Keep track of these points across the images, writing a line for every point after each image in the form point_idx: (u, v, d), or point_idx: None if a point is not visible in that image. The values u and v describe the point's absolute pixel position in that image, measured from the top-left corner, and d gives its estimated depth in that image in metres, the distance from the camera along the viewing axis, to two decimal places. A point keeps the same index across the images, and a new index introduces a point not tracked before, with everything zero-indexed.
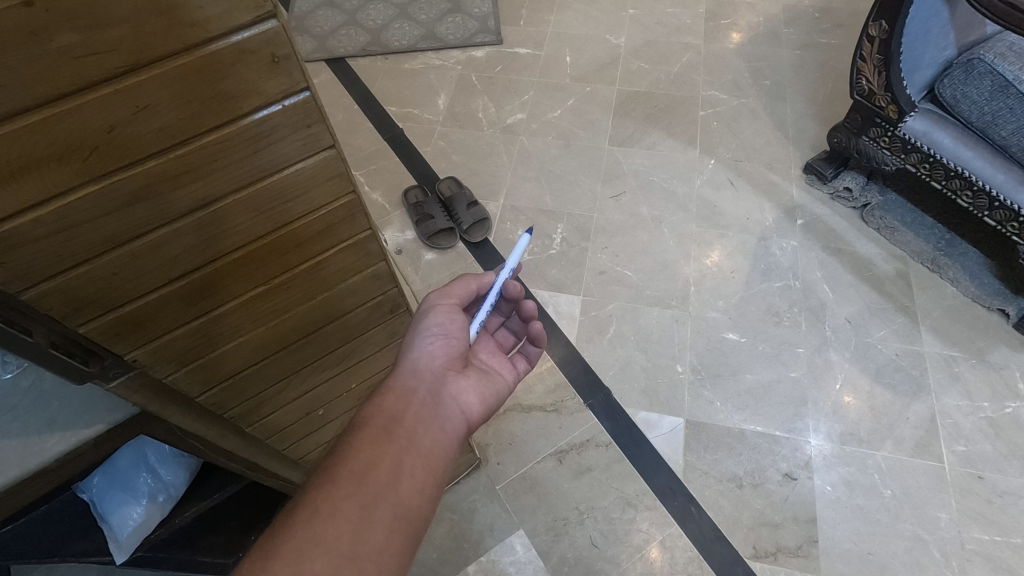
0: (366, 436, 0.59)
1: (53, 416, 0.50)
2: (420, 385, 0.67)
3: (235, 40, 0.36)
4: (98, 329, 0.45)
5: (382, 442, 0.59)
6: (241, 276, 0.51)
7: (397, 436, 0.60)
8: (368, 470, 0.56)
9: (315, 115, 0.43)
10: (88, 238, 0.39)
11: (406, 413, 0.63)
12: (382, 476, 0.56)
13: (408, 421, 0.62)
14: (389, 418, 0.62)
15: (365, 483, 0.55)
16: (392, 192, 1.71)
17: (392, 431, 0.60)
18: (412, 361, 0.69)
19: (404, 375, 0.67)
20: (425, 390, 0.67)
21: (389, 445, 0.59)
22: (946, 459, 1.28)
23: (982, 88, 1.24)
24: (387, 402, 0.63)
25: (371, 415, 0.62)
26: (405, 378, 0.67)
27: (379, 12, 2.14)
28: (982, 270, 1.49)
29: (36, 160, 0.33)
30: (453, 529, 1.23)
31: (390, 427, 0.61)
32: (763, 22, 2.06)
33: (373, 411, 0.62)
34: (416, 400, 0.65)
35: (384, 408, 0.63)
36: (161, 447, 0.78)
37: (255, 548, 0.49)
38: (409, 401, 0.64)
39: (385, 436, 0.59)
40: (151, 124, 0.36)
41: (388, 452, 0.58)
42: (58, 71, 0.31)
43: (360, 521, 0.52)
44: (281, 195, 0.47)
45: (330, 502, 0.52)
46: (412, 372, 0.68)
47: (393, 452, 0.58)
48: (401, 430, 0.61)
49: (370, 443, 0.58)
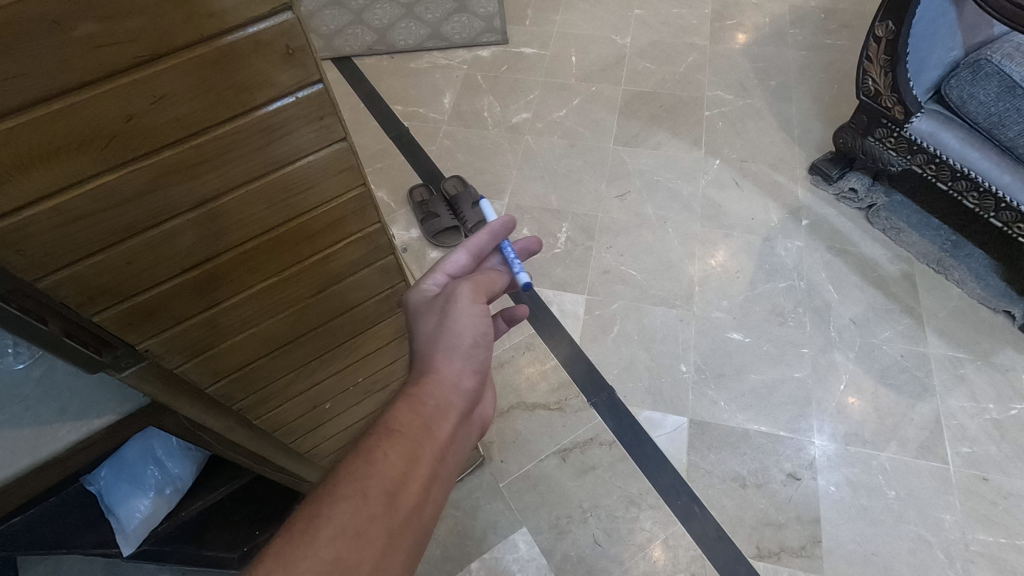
0: (397, 448, 0.57)
1: (66, 405, 0.51)
2: (458, 399, 0.64)
3: (250, 31, 0.36)
4: (111, 318, 0.46)
5: (414, 459, 0.57)
6: (253, 266, 0.51)
7: (427, 453, 0.59)
8: (398, 491, 0.55)
9: (328, 107, 0.43)
10: (104, 225, 0.39)
11: (439, 427, 0.61)
12: (409, 499, 0.55)
13: (439, 437, 0.61)
14: (421, 430, 0.60)
15: (394, 505, 0.54)
16: (397, 191, 1.72)
17: (424, 448, 0.59)
18: (450, 365, 0.65)
19: (440, 382, 0.64)
20: (461, 405, 0.65)
21: (420, 464, 0.58)
22: (952, 461, 1.27)
23: (989, 88, 1.23)
24: (422, 411, 0.61)
25: (404, 422, 0.60)
26: (443, 388, 0.64)
27: (386, 11, 2.15)
28: (988, 272, 1.48)
29: (56, 149, 0.34)
30: (457, 526, 1.24)
31: (419, 439, 0.59)
32: (769, 22, 2.06)
33: (405, 417, 0.60)
34: (452, 415, 0.63)
35: (419, 418, 0.60)
36: (167, 440, 0.78)
37: (276, 559, 0.48)
38: (443, 415, 0.62)
39: (416, 452, 0.58)
40: (167, 114, 0.37)
41: (419, 471, 0.57)
42: (81, 60, 0.32)
43: (384, 547, 0.52)
44: (294, 186, 0.47)
45: (358, 521, 0.51)
46: (450, 379, 0.65)
47: (423, 472, 0.57)
48: (432, 446, 0.60)
49: (401, 457, 0.57)
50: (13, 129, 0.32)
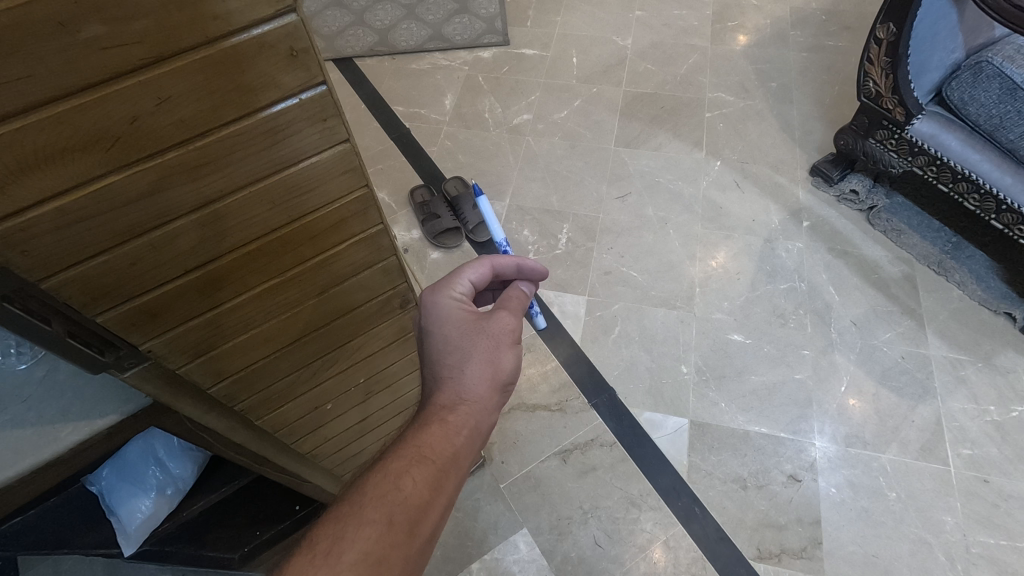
0: (424, 474, 0.59)
1: (69, 405, 0.51)
2: (481, 429, 0.66)
3: (253, 33, 0.36)
4: (114, 319, 0.46)
5: (438, 488, 0.59)
6: (257, 268, 0.52)
7: (450, 483, 0.61)
8: (419, 519, 0.56)
9: (331, 109, 0.43)
10: (111, 226, 0.39)
11: (463, 457, 0.63)
12: (427, 528, 0.57)
13: (459, 467, 0.63)
14: (447, 458, 0.61)
15: (414, 533, 0.55)
16: (398, 192, 1.72)
17: (448, 478, 0.60)
18: (487, 397, 0.68)
19: (473, 412, 0.66)
20: (482, 436, 0.67)
21: (442, 493, 0.59)
22: (953, 463, 1.27)
23: (990, 90, 1.23)
24: (454, 440, 0.63)
25: (435, 449, 0.61)
26: (472, 416, 0.66)
27: (388, 13, 2.16)
28: (989, 274, 1.48)
29: (60, 150, 0.34)
30: (458, 527, 1.23)
31: (444, 467, 0.61)
32: (770, 24, 2.06)
33: (434, 442, 0.62)
34: (476, 445, 0.65)
35: (446, 445, 0.62)
36: (169, 441, 0.79)
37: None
38: (468, 445, 0.64)
39: (441, 481, 0.60)
40: (172, 115, 0.37)
41: (440, 500, 0.59)
42: (85, 61, 0.32)
43: None
44: (298, 189, 0.47)
45: (380, 548, 0.53)
46: (483, 411, 0.67)
47: (443, 501, 0.59)
48: (455, 477, 0.62)
49: (427, 484, 0.58)
50: (16, 130, 0.32)
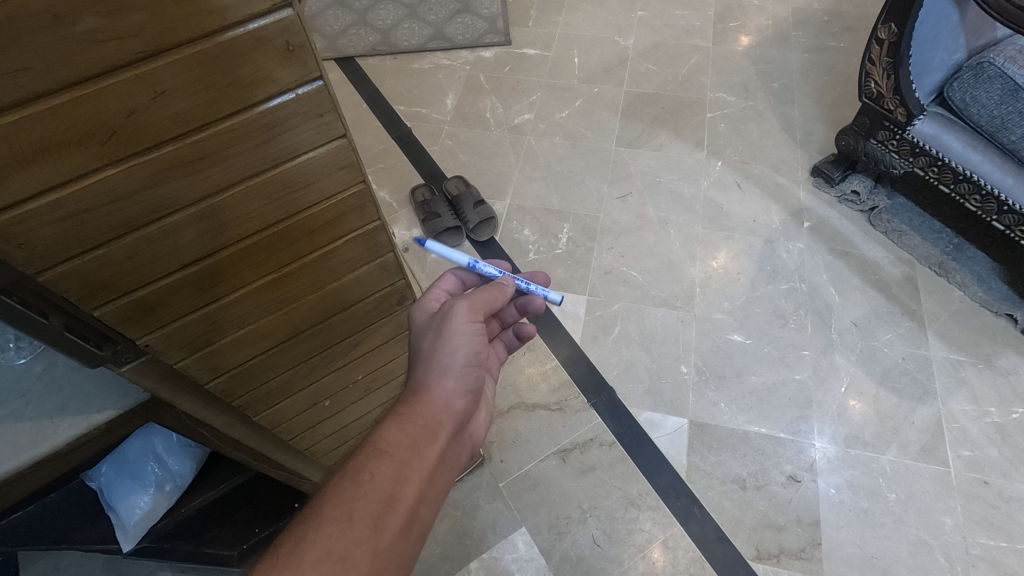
0: (386, 468, 0.57)
1: (67, 400, 0.51)
2: (448, 419, 0.64)
3: (252, 28, 0.36)
4: (110, 313, 0.46)
5: (404, 480, 0.57)
6: (248, 264, 0.52)
7: (417, 474, 0.58)
8: (384, 513, 0.54)
9: (328, 104, 0.44)
10: (103, 221, 0.40)
11: (428, 447, 0.61)
12: (396, 521, 0.54)
13: (429, 458, 0.60)
14: (409, 447, 0.59)
15: (380, 528, 0.53)
16: (398, 191, 1.72)
17: (413, 469, 0.58)
18: (445, 385, 0.66)
19: (436, 403, 0.64)
20: (452, 425, 0.64)
21: (410, 485, 0.57)
22: (953, 464, 1.27)
23: (992, 91, 1.23)
24: (412, 430, 0.61)
25: (393, 441, 0.59)
26: (434, 407, 0.64)
27: (390, 12, 2.16)
28: (990, 275, 1.48)
29: (57, 143, 0.34)
30: (457, 525, 1.24)
31: (405, 456, 0.58)
32: (772, 25, 2.06)
33: (393, 434, 0.60)
34: (442, 435, 0.62)
35: (406, 436, 0.60)
36: (168, 437, 0.78)
37: None
38: (433, 434, 0.62)
39: (405, 472, 0.57)
40: (168, 109, 0.37)
41: (410, 492, 0.56)
42: (84, 55, 0.32)
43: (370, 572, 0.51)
44: (292, 184, 0.47)
45: (342, 545, 0.50)
46: (446, 399, 0.65)
47: (413, 494, 0.57)
48: (422, 467, 0.59)
49: (390, 478, 0.56)
50: (15, 124, 0.32)
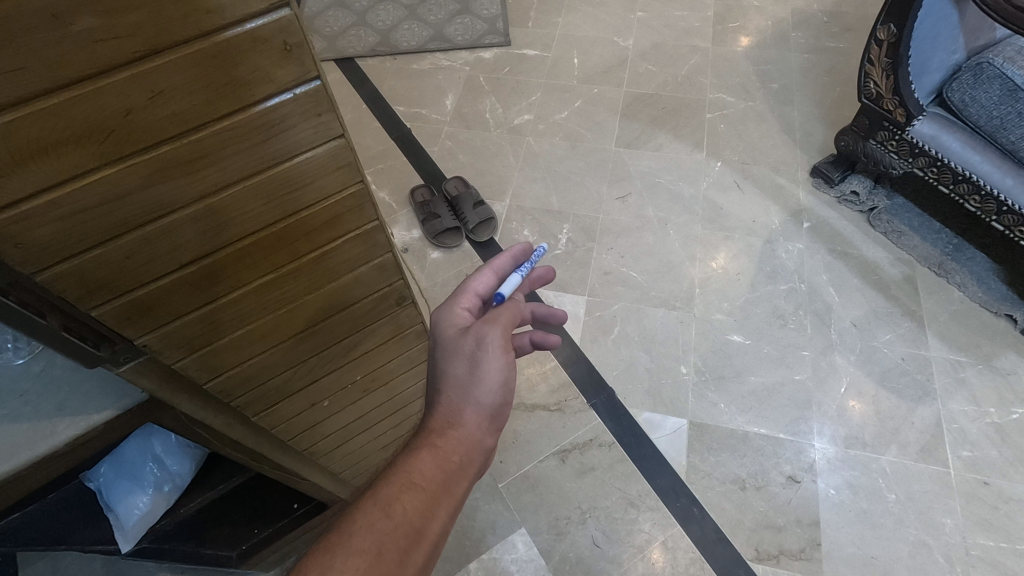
0: (416, 501, 0.58)
1: (65, 400, 0.51)
2: (476, 457, 0.66)
3: (248, 27, 0.36)
4: (110, 312, 0.46)
5: (430, 514, 0.58)
6: (250, 267, 0.52)
7: (442, 510, 0.60)
8: (410, 549, 0.55)
9: (326, 103, 0.43)
10: (104, 221, 0.40)
11: (456, 484, 0.63)
12: (418, 559, 0.55)
13: (454, 495, 0.62)
14: (438, 483, 0.61)
15: (404, 564, 0.54)
16: (398, 192, 1.72)
17: (439, 505, 0.60)
18: (477, 421, 0.68)
19: (466, 436, 0.66)
20: (479, 464, 0.66)
21: (434, 520, 0.58)
22: (953, 465, 1.27)
23: (991, 91, 1.23)
24: (445, 466, 0.63)
25: (425, 476, 0.61)
26: (464, 441, 0.66)
27: (390, 12, 2.16)
28: (990, 276, 1.48)
29: (56, 141, 0.34)
30: (456, 525, 1.24)
31: (435, 492, 0.60)
32: (772, 25, 2.06)
33: (423, 466, 0.61)
34: (470, 472, 0.65)
35: (436, 470, 0.62)
36: (166, 439, 0.77)
37: None
38: (461, 470, 0.64)
39: (433, 507, 0.59)
40: (166, 108, 0.37)
41: (435, 527, 0.58)
42: (78, 52, 0.32)
43: None
44: (291, 184, 0.47)
45: None
46: (475, 435, 0.67)
47: (436, 529, 0.58)
48: (448, 503, 0.61)
49: (419, 511, 0.58)
50: (12, 122, 0.32)
